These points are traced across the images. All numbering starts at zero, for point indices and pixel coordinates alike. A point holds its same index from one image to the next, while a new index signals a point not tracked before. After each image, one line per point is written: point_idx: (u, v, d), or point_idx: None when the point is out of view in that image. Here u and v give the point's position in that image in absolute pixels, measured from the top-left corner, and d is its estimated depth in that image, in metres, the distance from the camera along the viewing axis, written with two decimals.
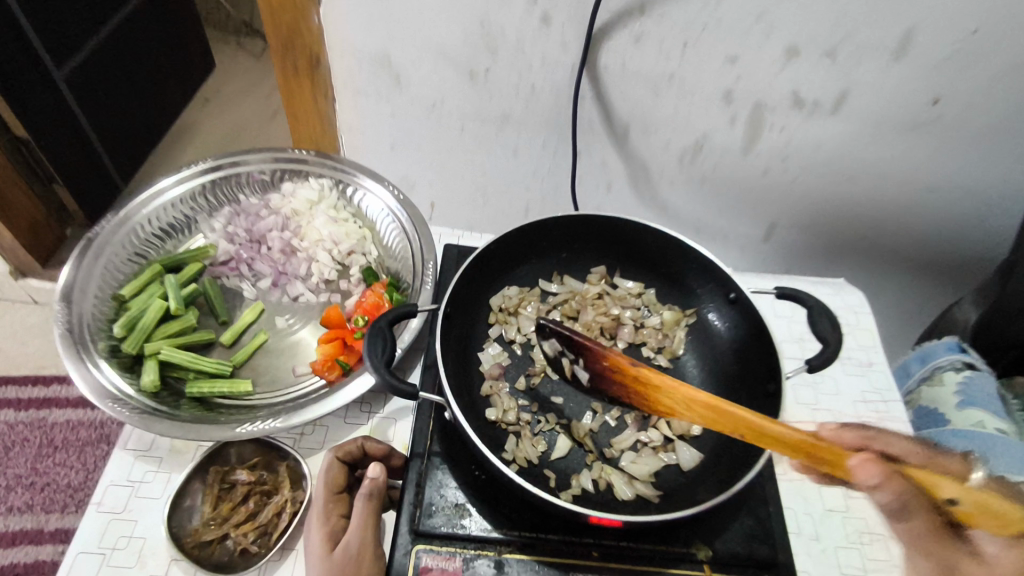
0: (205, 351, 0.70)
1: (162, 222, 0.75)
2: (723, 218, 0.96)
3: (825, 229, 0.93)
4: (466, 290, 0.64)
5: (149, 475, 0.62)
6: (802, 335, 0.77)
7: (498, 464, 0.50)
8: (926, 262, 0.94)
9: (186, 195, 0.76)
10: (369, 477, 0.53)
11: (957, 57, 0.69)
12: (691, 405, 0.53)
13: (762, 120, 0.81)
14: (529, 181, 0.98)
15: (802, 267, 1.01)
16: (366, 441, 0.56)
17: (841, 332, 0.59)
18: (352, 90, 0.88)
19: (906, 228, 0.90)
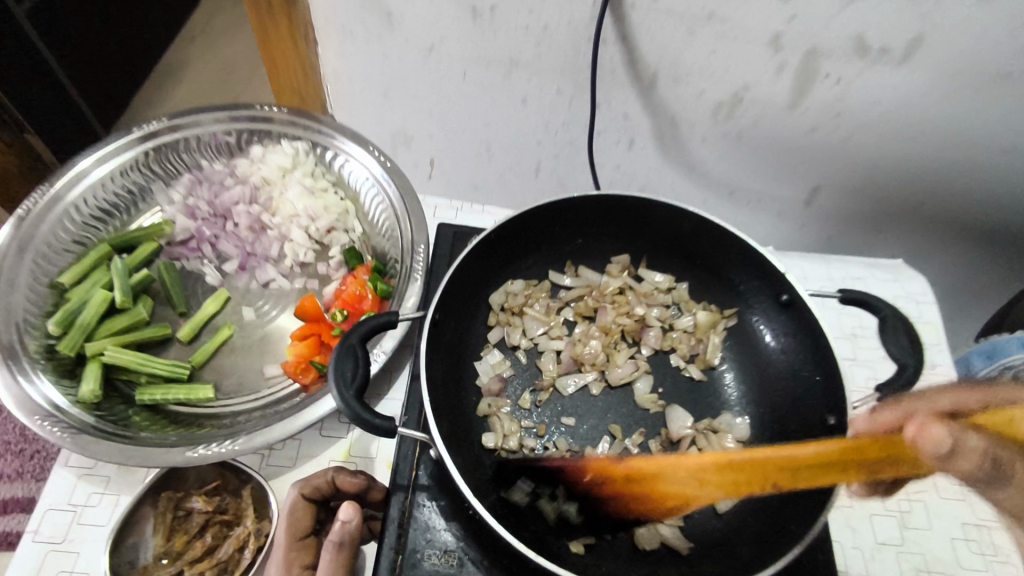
0: (159, 348, 0.61)
1: (99, 202, 0.64)
2: (762, 180, 0.83)
3: (885, 199, 0.80)
4: (462, 287, 0.53)
5: (95, 498, 0.54)
6: (854, 330, 0.67)
7: (493, 525, 0.41)
8: (1006, 242, 0.80)
9: (126, 166, 0.65)
10: (339, 522, 0.44)
11: None
12: (699, 472, 0.47)
13: (817, 70, 0.66)
14: (542, 137, 0.85)
15: (855, 240, 0.88)
16: (337, 475, 0.47)
17: (919, 351, 0.48)
18: (333, 29, 0.74)
19: (986, 202, 0.76)
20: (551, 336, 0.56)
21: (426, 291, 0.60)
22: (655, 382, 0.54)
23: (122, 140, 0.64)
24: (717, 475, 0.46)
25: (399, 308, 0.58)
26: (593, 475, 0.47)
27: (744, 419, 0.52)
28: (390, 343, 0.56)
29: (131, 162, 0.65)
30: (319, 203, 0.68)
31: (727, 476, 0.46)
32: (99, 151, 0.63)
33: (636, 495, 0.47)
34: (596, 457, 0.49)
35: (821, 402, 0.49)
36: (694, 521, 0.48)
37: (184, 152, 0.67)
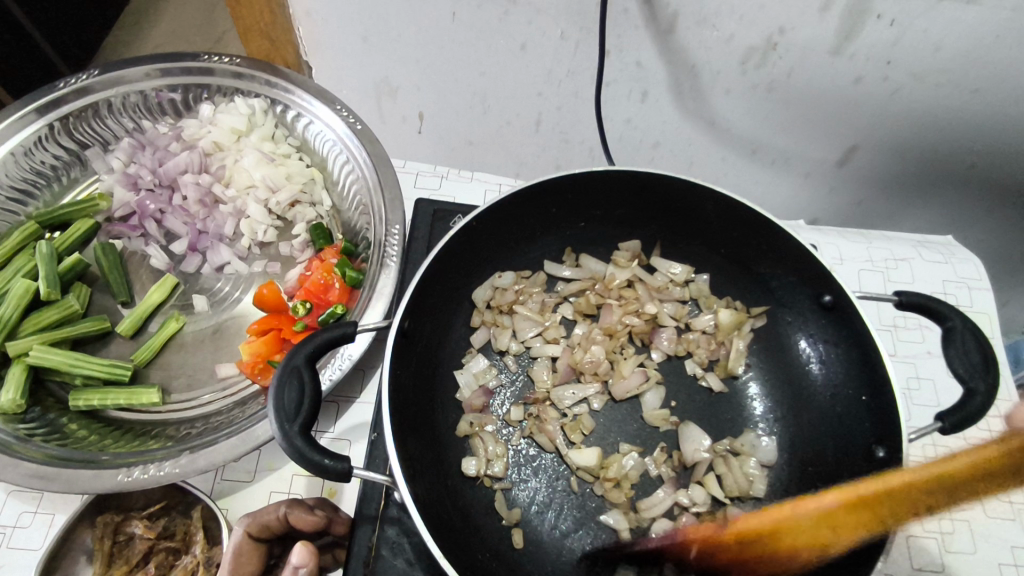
0: (95, 343, 0.53)
1: (16, 178, 0.55)
2: (796, 137, 0.72)
3: (937, 163, 0.69)
4: (440, 284, 0.45)
5: (26, 518, 0.46)
6: (897, 321, 0.57)
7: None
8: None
9: (42, 135, 0.56)
10: (290, 566, 0.37)
11: None
12: (824, 518, 0.35)
13: (869, 7, 0.55)
14: (541, 86, 0.74)
15: (898, 207, 0.78)
16: (291, 510, 0.39)
17: (996, 372, 0.39)
18: None
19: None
20: (546, 339, 0.47)
21: (400, 280, 0.51)
22: (670, 395, 0.45)
23: (36, 103, 0.55)
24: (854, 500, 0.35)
25: (367, 301, 0.49)
26: (699, 547, 0.40)
27: (772, 438, 0.44)
28: (358, 346, 0.47)
29: (53, 127, 0.56)
30: (280, 171, 0.59)
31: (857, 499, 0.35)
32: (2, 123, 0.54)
33: (758, 556, 0.36)
34: (705, 524, 0.41)
35: (867, 423, 0.41)
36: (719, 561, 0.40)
37: (120, 113, 0.58)
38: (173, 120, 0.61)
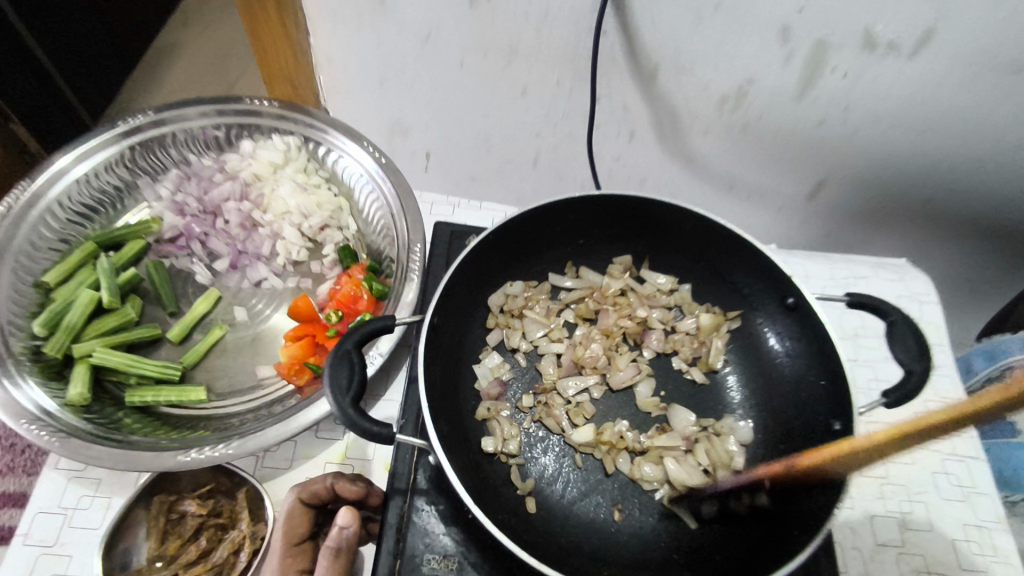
0: (150, 348, 0.59)
1: (82, 200, 0.62)
2: (763, 171, 0.82)
3: (890, 196, 0.79)
4: (462, 291, 0.52)
5: (86, 501, 0.52)
6: (857, 330, 0.65)
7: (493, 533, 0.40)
8: (1012, 239, 0.79)
9: (109, 162, 0.62)
10: (336, 527, 0.43)
11: None
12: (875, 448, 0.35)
13: (824, 61, 0.65)
14: (540, 126, 0.83)
15: (855, 234, 0.88)
16: (337, 480, 0.46)
17: (930, 360, 0.47)
18: (325, 13, 0.72)
19: (996, 197, 0.74)
20: (551, 339, 0.54)
21: (421, 293, 0.58)
22: (658, 387, 0.53)
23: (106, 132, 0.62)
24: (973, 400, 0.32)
25: (393, 308, 0.56)
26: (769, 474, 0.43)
27: (748, 421, 0.51)
28: (387, 345, 0.54)
29: (117, 155, 0.63)
30: (312, 200, 0.66)
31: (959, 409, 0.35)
32: (77, 149, 0.61)
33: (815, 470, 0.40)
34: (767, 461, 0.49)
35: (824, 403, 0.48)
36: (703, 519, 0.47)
37: (170, 148, 0.65)
38: (215, 155, 0.68)
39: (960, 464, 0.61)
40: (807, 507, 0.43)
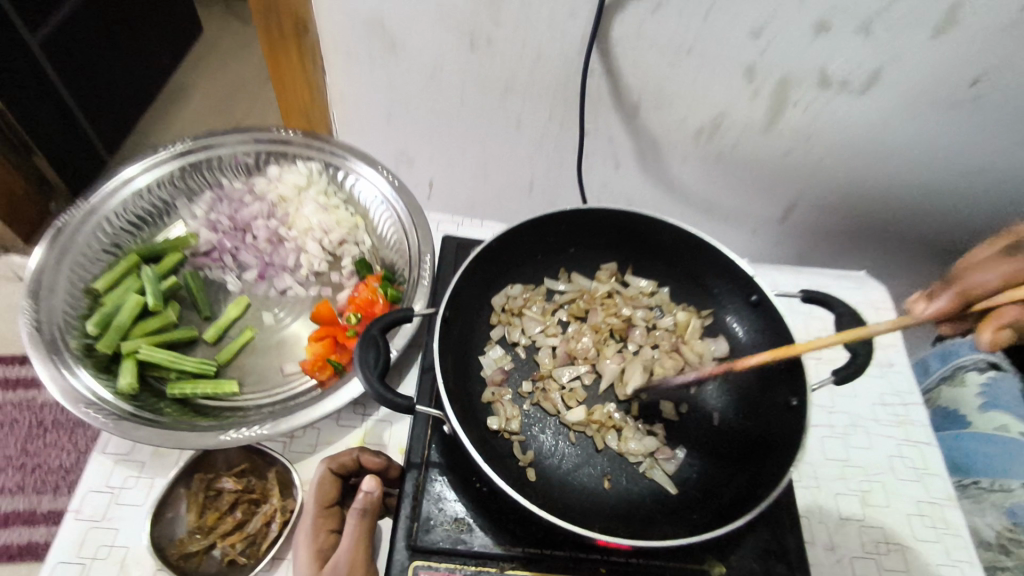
0: (188, 348, 0.66)
1: (135, 213, 0.70)
2: (727, 191, 0.96)
3: (840, 206, 0.94)
4: (469, 291, 0.60)
5: (130, 481, 0.59)
6: (822, 332, 0.72)
7: (500, 484, 0.47)
8: (931, 240, 0.95)
9: (162, 180, 0.71)
10: (363, 492, 0.50)
11: (1009, 33, 0.68)
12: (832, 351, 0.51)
13: (786, 96, 0.79)
14: (533, 156, 0.96)
15: (806, 241, 1.02)
16: (362, 453, 0.53)
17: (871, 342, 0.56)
18: (341, 53, 0.85)
19: (922, 201, 0.90)
20: (547, 334, 0.62)
21: (432, 296, 0.65)
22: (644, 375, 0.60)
23: (166, 151, 0.71)
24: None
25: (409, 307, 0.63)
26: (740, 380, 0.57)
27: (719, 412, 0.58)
28: (402, 341, 0.61)
29: (168, 176, 0.71)
30: (332, 218, 0.74)
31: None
32: (143, 162, 0.70)
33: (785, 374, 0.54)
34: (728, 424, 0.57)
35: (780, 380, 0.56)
36: (679, 477, 0.54)
37: (206, 172, 0.73)
38: (245, 179, 0.75)
39: (913, 448, 0.68)
40: (769, 466, 0.51)
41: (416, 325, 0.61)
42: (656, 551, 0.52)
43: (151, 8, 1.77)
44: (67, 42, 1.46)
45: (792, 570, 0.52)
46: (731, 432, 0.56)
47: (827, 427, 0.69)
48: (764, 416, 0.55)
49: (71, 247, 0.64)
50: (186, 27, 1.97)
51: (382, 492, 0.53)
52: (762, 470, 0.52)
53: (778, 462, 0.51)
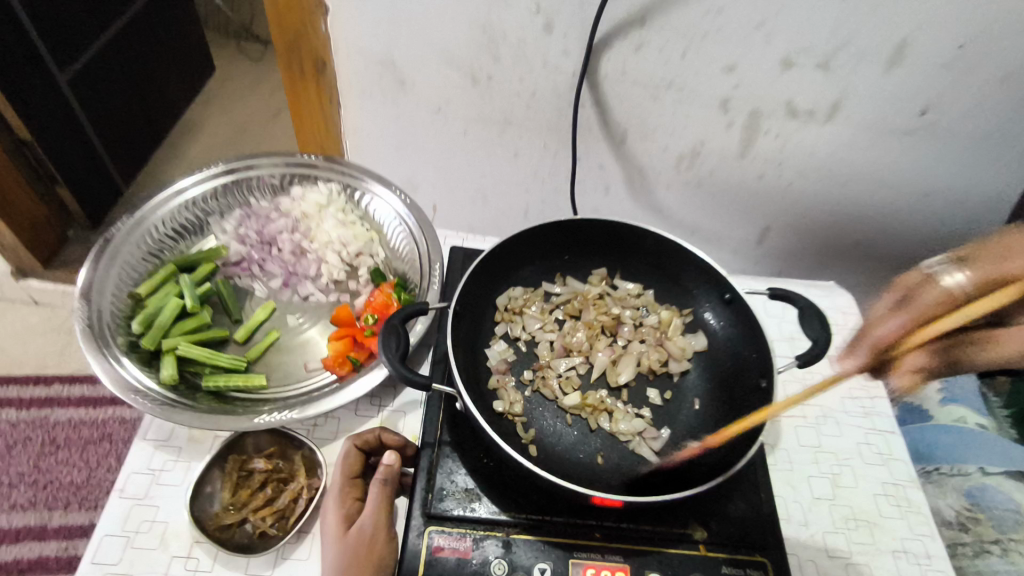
0: (220, 347, 0.74)
1: (178, 222, 0.78)
2: (706, 215, 1.05)
3: (810, 228, 1.03)
4: (475, 290, 0.68)
5: (169, 464, 0.65)
6: (794, 333, 0.80)
7: (507, 449, 0.54)
8: (895, 256, 1.04)
9: (208, 194, 0.79)
10: (383, 465, 0.58)
11: (950, 68, 0.77)
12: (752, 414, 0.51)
13: (758, 125, 0.89)
14: (530, 183, 1.05)
15: (782, 260, 1.11)
16: (383, 432, 0.60)
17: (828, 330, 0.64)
18: (355, 89, 0.97)
19: (885, 221, 0.99)
20: (546, 330, 0.69)
21: (444, 293, 0.73)
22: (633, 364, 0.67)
23: (217, 167, 0.80)
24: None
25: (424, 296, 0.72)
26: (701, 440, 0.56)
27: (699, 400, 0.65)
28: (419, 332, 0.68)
29: (214, 190, 0.79)
30: (349, 232, 0.81)
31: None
32: (196, 176, 0.79)
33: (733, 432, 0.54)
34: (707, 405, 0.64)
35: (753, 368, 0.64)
36: (665, 453, 0.60)
37: (238, 192, 0.81)
38: (272, 198, 0.84)
39: (880, 437, 0.75)
40: (741, 435, 0.59)
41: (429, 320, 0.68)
42: (644, 516, 0.59)
43: (168, 50, 1.89)
44: (92, 81, 1.56)
45: (767, 532, 0.59)
46: (711, 413, 0.63)
47: (800, 418, 0.76)
48: (738, 399, 0.63)
49: (121, 250, 0.72)
50: (199, 68, 2.09)
51: (400, 467, 0.60)
52: (736, 441, 0.59)
53: (749, 431, 0.59)
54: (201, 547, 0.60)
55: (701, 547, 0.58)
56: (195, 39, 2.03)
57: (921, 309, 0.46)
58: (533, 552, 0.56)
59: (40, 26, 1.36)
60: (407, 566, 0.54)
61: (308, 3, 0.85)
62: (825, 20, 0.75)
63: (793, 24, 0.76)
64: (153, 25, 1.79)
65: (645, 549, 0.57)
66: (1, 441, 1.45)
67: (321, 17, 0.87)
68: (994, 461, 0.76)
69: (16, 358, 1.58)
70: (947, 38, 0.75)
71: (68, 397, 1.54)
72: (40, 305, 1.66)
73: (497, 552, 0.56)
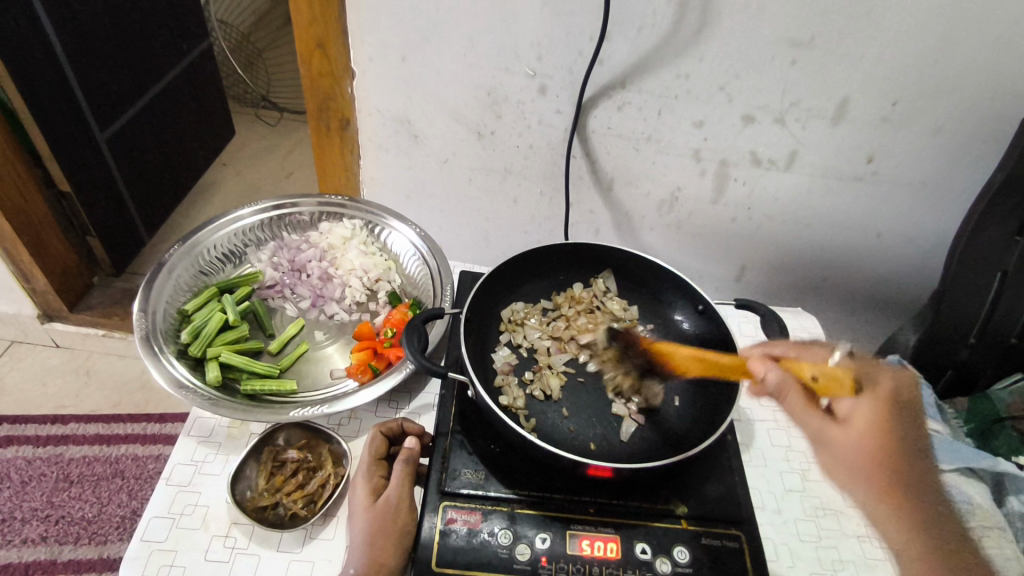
0: (256, 357, 0.84)
1: (224, 248, 0.92)
2: (686, 254, 1.17)
3: (780, 267, 1.15)
4: (482, 303, 0.79)
5: (210, 456, 0.72)
6: (756, 333, 0.92)
7: (514, 427, 0.63)
8: (857, 294, 1.15)
9: (248, 228, 0.92)
10: (406, 447, 0.67)
11: (886, 122, 0.90)
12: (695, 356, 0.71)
13: (727, 174, 1.02)
14: (528, 227, 1.18)
15: (756, 298, 1.22)
16: (405, 421, 0.71)
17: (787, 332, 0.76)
18: (374, 144, 1.11)
19: (845, 261, 1.11)
20: (543, 338, 0.79)
21: (458, 297, 0.85)
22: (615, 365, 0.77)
23: (260, 205, 0.93)
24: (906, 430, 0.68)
25: (439, 302, 0.83)
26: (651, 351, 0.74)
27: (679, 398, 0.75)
28: (436, 333, 0.79)
29: (258, 221, 0.93)
30: (371, 261, 0.93)
31: (870, 451, 0.66)
32: (244, 211, 0.92)
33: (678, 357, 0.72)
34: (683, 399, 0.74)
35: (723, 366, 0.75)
36: (647, 439, 0.70)
37: (273, 227, 0.94)
38: (302, 232, 0.96)
39: None
40: (711, 422, 0.70)
41: (446, 323, 0.80)
42: (631, 495, 0.67)
43: (194, 117, 2.06)
44: (126, 141, 1.71)
45: (741, 509, 0.67)
46: (688, 407, 0.74)
47: (772, 421, 0.85)
48: (709, 393, 0.74)
49: (177, 265, 0.85)
50: (220, 135, 2.26)
51: (418, 453, 0.69)
52: (707, 427, 0.70)
53: (717, 416, 0.70)
54: (239, 528, 0.66)
55: (683, 521, 0.65)
56: (219, 108, 2.21)
57: (803, 356, 0.72)
58: (534, 524, 0.63)
59: (88, 93, 1.52)
60: (425, 536, 0.62)
61: (339, 69, 0.99)
62: (776, 84, 0.89)
63: (750, 88, 0.90)
64: (184, 94, 1.96)
65: (633, 523, 0.64)
66: (15, 477, 1.44)
67: (348, 81, 1.01)
68: (947, 459, 0.85)
69: (35, 399, 1.61)
70: (880, 98, 0.88)
71: (83, 434, 1.55)
72: (59, 346, 1.70)
73: (503, 524, 0.63)
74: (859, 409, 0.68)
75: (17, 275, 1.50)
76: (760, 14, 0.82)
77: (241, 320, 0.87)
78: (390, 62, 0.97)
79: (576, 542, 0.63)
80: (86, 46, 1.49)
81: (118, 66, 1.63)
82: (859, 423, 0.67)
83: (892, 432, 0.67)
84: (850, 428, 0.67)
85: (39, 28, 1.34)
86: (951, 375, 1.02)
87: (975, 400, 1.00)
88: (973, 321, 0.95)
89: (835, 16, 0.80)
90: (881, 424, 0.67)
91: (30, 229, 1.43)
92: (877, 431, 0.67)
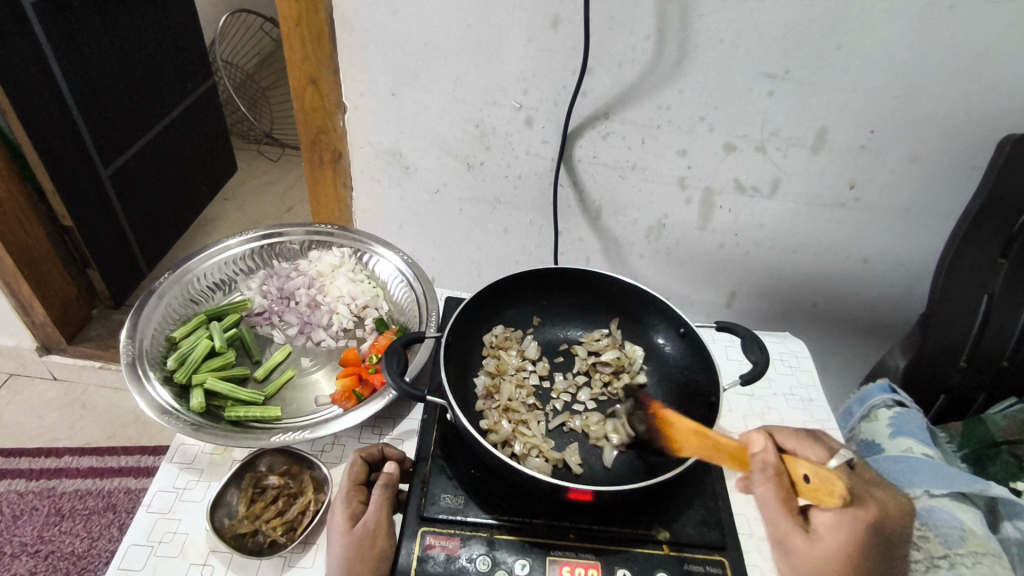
0: (242, 383, 0.86)
1: (213, 277, 0.93)
2: (675, 281, 1.18)
3: (769, 293, 1.15)
4: (465, 327, 0.80)
5: (192, 483, 0.72)
6: (739, 356, 0.93)
7: (490, 448, 0.63)
8: (848, 319, 1.15)
9: (238, 257, 0.95)
10: (384, 473, 0.67)
11: (866, 149, 0.92)
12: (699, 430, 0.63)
13: (712, 202, 1.04)
14: (518, 256, 1.20)
15: (749, 324, 1.22)
16: (385, 446, 0.71)
17: (767, 353, 0.75)
18: (365, 175, 1.13)
19: (835, 287, 1.11)
20: (523, 364, 0.80)
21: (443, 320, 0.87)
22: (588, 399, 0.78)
23: (252, 233, 0.95)
24: (879, 561, 0.58)
25: (425, 326, 0.84)
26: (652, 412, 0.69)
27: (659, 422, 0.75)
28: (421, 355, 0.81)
29: (248, 250, 0.95)
30: (358, 288, 0.95)
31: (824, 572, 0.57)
32: (236, 239, 0.94)
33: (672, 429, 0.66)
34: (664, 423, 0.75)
35: (704, 387, 0.74)
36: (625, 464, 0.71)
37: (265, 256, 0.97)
38: (292, 261, 0.99)
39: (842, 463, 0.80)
40: None
41: (429, 346, 0.81)
42: (613, 521, 0.66)
43: (196, 152, 2.10)
44: (128, 176, 1.75)
45: (723, 534, 0.66)
46: None
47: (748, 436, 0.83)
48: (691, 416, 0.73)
49: (167, 292, 0.87)
50: (223, 170, 2.31)
51: (398, 478, 0.68)
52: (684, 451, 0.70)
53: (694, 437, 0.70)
54: (217, 555, 0.65)
55: (664, 546, 0.64)
56: (221, 145, 2.26)
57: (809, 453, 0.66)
58: (513, 549, 0.63)
59: (92, 130, 1.56)
60: (401, 562, 0.61)
61: (330, 104, 1.02)
62: (756, 113, 0.91)
63: (730, 118, 0.92)
64: (186, 131, 2.01)
65: (614, 548, 0.64)
66: (7, 511, 1.43)
67: (339, 114, 1.04)
68: (938, 485, 0.83)
69: (31, 431, 1.61)
70: (858, 126, 0.89)
71: (76, 468, 1.53)
72: (56, 378, 1.71)
73: (481, 550, 0.62)
74: (836, 528, 0.58)
75: (16, 308, 1.52)
76: (736, 47, 0.84)
77: (228, 347, 0.88)
78: (380, 97, 1.00)
79: (556, 568, 0.62)
80: (90, 86, 1.53)
81: (122, 104, 1.67)
82: (827, 540, 0.58)
83: (865, 562, 0.57)
84: (814, 543, 0.58)
85: (46, 68, 1.39)
86: (944, 400, 1.00)
87: (970, 424, 0.99)
88: (964, 343, 0.93)
89: (809, 48, 0.83)
90: (854, 550, 0.57)
91: (30, 263, 1.45)
92: (849, 557, 0.57)
